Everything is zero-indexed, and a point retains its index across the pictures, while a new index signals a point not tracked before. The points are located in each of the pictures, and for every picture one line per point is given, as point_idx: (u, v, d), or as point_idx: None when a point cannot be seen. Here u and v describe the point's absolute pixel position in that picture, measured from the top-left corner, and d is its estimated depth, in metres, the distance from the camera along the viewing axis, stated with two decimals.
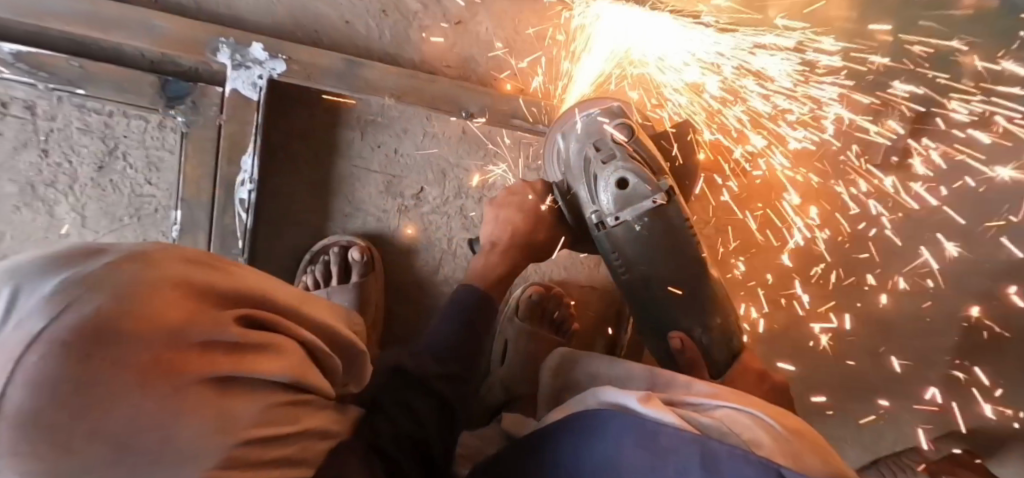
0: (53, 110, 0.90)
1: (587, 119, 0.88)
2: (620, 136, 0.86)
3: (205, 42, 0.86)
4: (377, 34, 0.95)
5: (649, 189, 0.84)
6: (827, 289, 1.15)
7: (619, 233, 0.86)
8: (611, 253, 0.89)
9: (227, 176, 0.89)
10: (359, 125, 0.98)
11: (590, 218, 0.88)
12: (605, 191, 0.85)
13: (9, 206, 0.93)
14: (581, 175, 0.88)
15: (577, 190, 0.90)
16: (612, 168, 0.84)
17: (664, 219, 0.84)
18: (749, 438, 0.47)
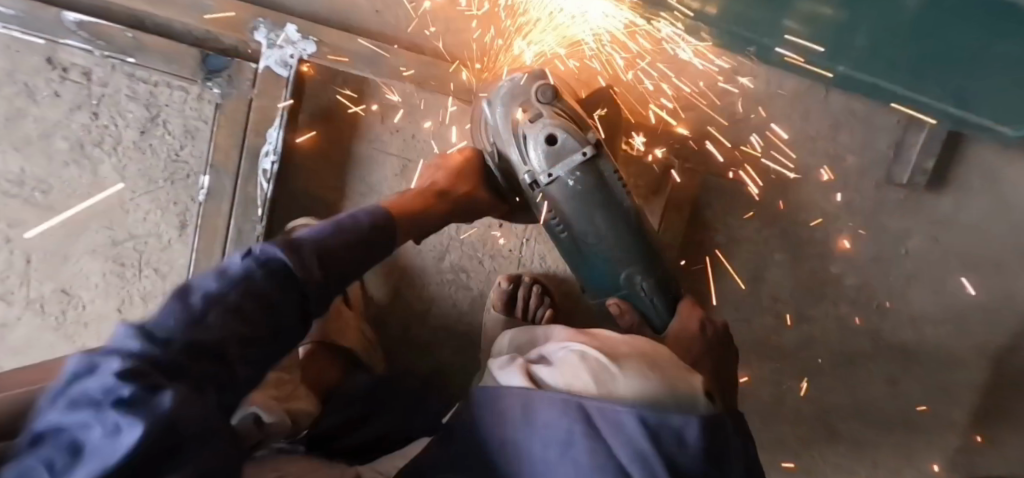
0: (106, 77, 0.99)
1: (511, 82, 0.85)
2: (543, 96, 0.83)
3: (246, 22, 0.93)
4: (404, 23, 1.00)
5: (576, 143, 0.82)
6: (823, 302, 1.20)
7: (554, 190, 0.85)
8: (549, 213, 0.88)
9: (254, 146, 0.95)
10: (379, 110, 1.03)
11: (524, 179, 0.87)
12: (534, 150, 0.83)
13: (61, 161, 1.01)
14: (510, 137, 0.86)
15: (507, 153, 0.88)
16: (540, 125, 0.82)
17: (596, 173, 0.84)
18: (578, 371, 0.54)
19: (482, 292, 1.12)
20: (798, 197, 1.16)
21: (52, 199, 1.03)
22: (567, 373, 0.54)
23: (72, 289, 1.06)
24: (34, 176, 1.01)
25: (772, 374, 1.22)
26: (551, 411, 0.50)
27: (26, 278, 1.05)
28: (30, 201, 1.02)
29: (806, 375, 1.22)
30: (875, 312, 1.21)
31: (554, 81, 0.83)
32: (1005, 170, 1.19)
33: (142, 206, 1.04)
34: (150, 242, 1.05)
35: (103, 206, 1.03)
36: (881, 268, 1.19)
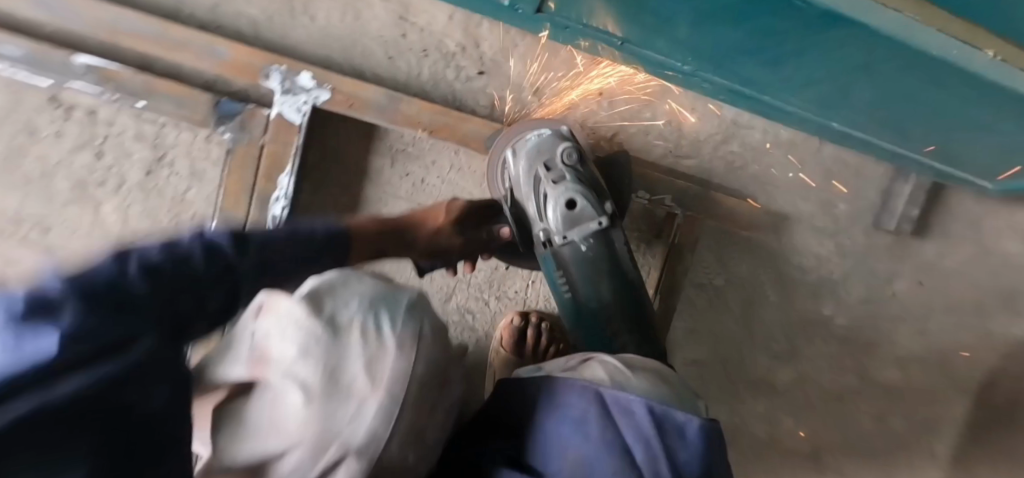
0: (112, 117, 0.98)
1: (538, 138, 0.92)
2: (568, 158, 0.90)
3: (260, 68, 0.93)
4: (416, 70, 1.02)
5: (594, 212, 0.88)
6: (819, 341, 1.23)
7: (565, 252, 0.89)
8: (556, 274, 0.91)
9: (264, 191, 0.95)
10: (390, 153, 1.04)
11: (538, 235, 0.92)
12: (552, 211, 0.88)
13: (60, 200, 0.99)
14: (530, 193, 0.92)
15: (526, 207, 0.93)
16: (562, 189, 0.87)
17: (606, 242, 0.89)
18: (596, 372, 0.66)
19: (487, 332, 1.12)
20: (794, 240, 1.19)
21: (49, 238, 1.00)
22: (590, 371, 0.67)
23: None
24: (31, 215, 0.99)
25: (771, 412, 1.24)
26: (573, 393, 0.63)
27: None
28: (25, 240, 0.99)
29: (801, 412, 1.25)
30: (865, 349, 1.26)
31: (580, 146, 0.90)
32: (979, 216, 1.27)
33: None
34: None
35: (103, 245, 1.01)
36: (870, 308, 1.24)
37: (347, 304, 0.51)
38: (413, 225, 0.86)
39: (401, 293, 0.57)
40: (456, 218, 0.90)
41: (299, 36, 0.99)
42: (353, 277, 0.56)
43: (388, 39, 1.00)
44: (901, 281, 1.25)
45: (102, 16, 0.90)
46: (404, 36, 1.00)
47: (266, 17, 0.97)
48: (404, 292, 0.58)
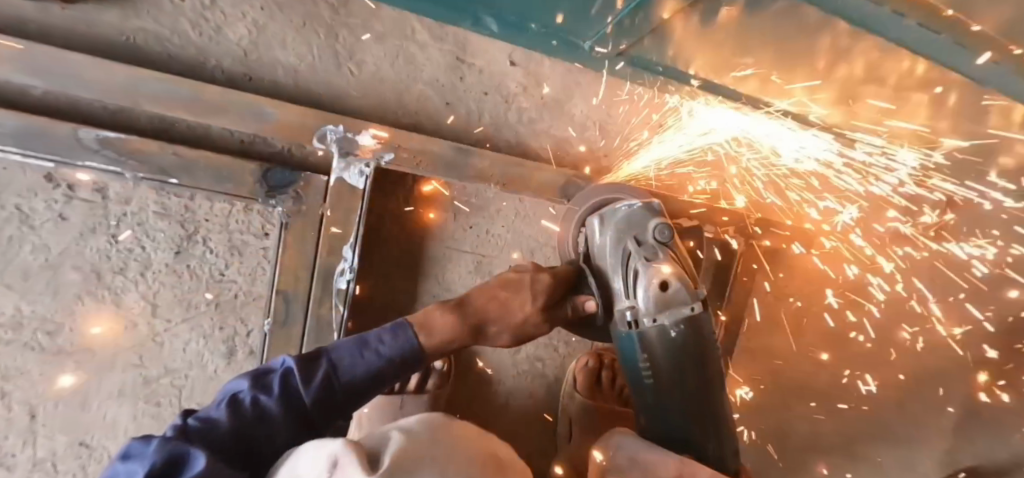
0: (127, 193, 0.82)
1: (629, 209, 0.82)
2: (660, 234, 0.80)
3: (314, 128, 0.81)
4: (476, 116, 0.94)
5: (687, 296, 0.79)
6: (852, 343, 1.31)
7: (653, 335, 0.80)
8: (640, 354, 0.83)
9: (327, 266, 0.86)
10: (452, 207, 0.96)
11: (622, 313, 0.82)
12: (643, 291, 0.79)
13: (71, 294, 0.84)
14: (617, 267, 0.82)
15: (610, 281, 0.84)
16: (656, 268, 0.78)
17: (697, 328, 0.79)
18: None
19: (557, 375, 1.10)
20: (826, 252, 1.26)
21: (61, 340, 0.85)
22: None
23: (92, 440, 0.89)
24: (35, 316, 0.83)
25: (808, 410, 1.32)
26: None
27: (29, 436, 0.86)
28: (31, 346, 0.83)
29: (835, 410, 1.33)
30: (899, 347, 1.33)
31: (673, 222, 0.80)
32: None
33: (180, 334, 0.89)
34: (192, 374, 0.91)
35: (130, 340, 0.88)
36: (908, 309, 1.30)
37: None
38: (499, 315, 0.81)
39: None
40: (543, 304, 0.82)
41: (346, 85, 0.87)
42: (443, 441, 0.52)
43: (445, 83, 0.91)
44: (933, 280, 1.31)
45: (118, 79, 0.73)
46: (462, 79, 0.91)
47: (307, 65, 0.85)
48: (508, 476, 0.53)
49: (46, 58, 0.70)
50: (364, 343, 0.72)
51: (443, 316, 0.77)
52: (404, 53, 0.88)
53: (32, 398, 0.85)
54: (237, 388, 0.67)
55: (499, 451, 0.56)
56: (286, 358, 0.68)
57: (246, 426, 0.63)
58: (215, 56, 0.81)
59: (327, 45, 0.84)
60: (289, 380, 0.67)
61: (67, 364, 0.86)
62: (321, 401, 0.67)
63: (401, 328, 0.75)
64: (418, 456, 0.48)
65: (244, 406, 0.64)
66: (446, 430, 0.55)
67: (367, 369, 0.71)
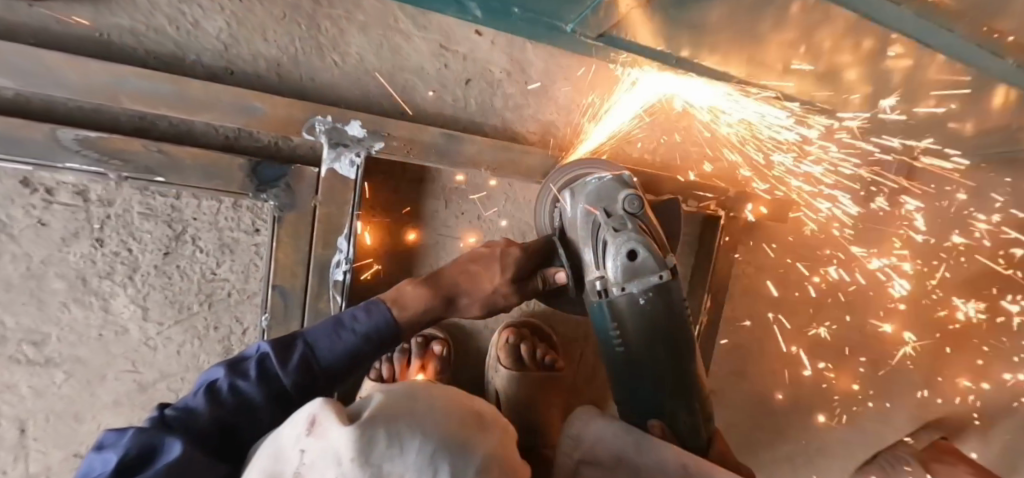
0: (109, 194, 0.80)
1: (598, 182, 0.83)
2: (630, 205, 0.80)
3: (300, 120, 0.81)
4: (462, 104, 0.94)
5: (655, 264, 0.78)
6: (831, 308, 1.37)
7: (622, 304, 0.81)
8: (610, 324, 0.84)
9: (323, 259, 0.86)
10: (443, 194, 0.97)
11: (593, 284, 0.84)
12: (612, 261, 0.80)
13: (57, 303, 0.81)
14: (587, 239, 0.84)
15: (582, 252, 0.86)
16: (622, 237, 0.78)
17: (666, 295, 0.79)
18: None
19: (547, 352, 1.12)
20: (805, 221, 1.30)
21: (48, 351, 0.82)
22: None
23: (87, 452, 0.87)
24: (20, 327, 0.80)
25: (792, 376, 1.38)
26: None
27: (21, 451, 0.84)
28: (17, 358, 0.81)
29: (816, 372, 1.40)
30: (876, 309, 1.39)
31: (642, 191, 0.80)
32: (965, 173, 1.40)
33: (173, 337, 0.88)
34: (188, 377, 0.90)
35: (121, 347, 0.85)
36: (877, 271, 1.37)
37: (402, 450, 0.42)
38: (466, 288, 0.86)
39: (478, 438, 0.46)
40: (511, 276, 0.87)
41: (331, 77, 0.86)
42: (422, 393, 0.50)
43: (430, 71, 0.91)
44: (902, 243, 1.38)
45: (93, 77, 0.71)
46: (446, 66, 0.91)
47: (289, 58, 0.84)
48: (494, 429, 0.49)
49: (17, 59, 0.68)
50: (339, 323, 0.72)
51: (413, 289, 0.82)
52: (388, 42, 0.87)
53: (21, 412, 0.83)
54: (212, 378, 0.65)
55: (482, 406, 0.52)
56: (261, 344, 0.68)
57: (226, 414, 0.62)
58: (194, 50, 0.79)
59: (309, 36, 0.84)
60: (266, 365, 0.66)
61: (57, 375, 0.83)
62: (301, 384, 0.67)
63: (374, 307, 0.76)
64: (396, 409, 0.46)
65: (222, 394, 0.63)
66: (428, 387, 0.52)
67: (344, 348, 0.71)
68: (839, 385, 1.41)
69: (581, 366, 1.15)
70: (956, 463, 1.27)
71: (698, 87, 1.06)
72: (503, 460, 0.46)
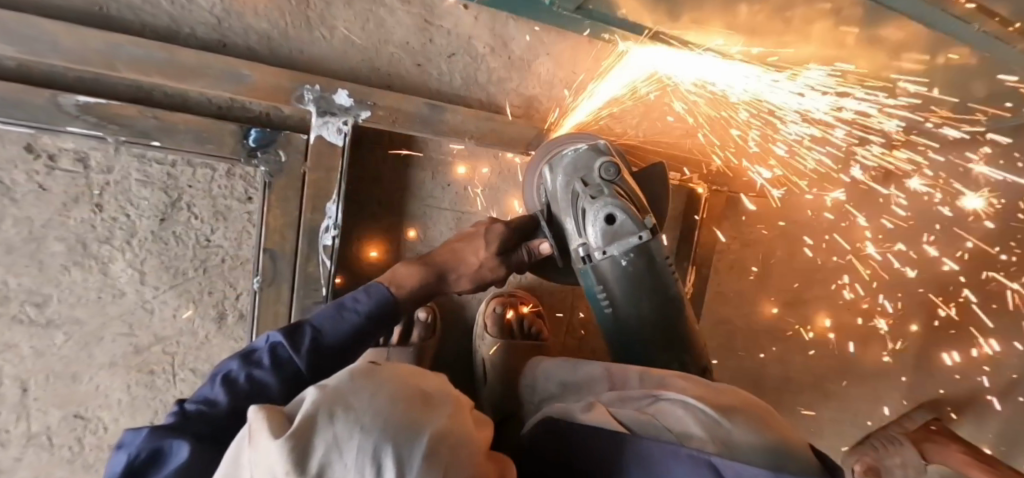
0: (108, 162, 0.84)
1: (575, 153, 0.87)
2: (606, 173, 0.84)
3: (290, 89, 0.85)
4: (447, 77, 0.98)
5: (634, 226, 0.83)
6: (819, 286, 1.39)
7: (606, 267, 0.84)
8: (597, 288, 0.87)
9: (312, 224, 0.89)
10: (430, 165, 1.00)
11: (577, 250, 0.87)
12: (593, 227, 0.84)
13: (57, 266, 0.85)
14: (568, 208, 0.87)
15: (563, 222, 0.89)
16: (600, 203, 0.82)
17: (647, 255, 0.84)
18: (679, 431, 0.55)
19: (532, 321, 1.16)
20: (790, 197, 1.32)
21: (49, 312, 0.86)
22: (670, 417, 0.58)
23: (86, 412, 0.91)
24: (22, 288, 0.84)
25: (781, 354, 1.40)
26: (676, 466, 0.49)
27: (23, 410, 0.88)
28: (19, 318, 0.85)
29: (805, 351, 1.41)
30: (863, 287, 1.41)
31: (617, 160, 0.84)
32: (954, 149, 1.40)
33: (168, 301, 0.91)
34: (183, 341, 0.93)
35: (118, 309, 0.89)
36: (864, 248, 1.39)
37: (342, 448, 0.39)
38: (453, 263, 0.88)
39: (423, 420, 0.42)
40: (496, 250, 0.89)
41: (320, 50, 0.90)
42: (363, 386, 0.45)
43: (414, 45, 0.95)
44: (891, 219, 1.38)
45: (92, 44, 0.75)
46: (431, 41, 0.95)
47: (279, 31, 0.88)
48: (439, 405, 0.46)
49: (22, 27, 0.72)
50: (341, 306, 0.74)
51: (407, 269, 0.84)
52: (373, 17, 0.91)
53: (23, 372, 0.86)
54: (226, 369, 0.67)
55: (426, 385, 0.48)
56: (271, 334, 0.69)
57: (244, 400, 0.64)
58: (189, 23, 0.83)
59: (298, 11, 0.87)
60: (278, 353, 0.68)
61: (57, 336, 0.87)
62: (315, 365, 0.69)
63: (373, 286, 0.78)
64: (331, 404, 0.42)
65: (237, 383, 0.65)
66: (369, 371, 0.48)
67: (350, 327, 0.73)
68: (829, 363, 1.43)
69: (568, 336, 1.18)
70: (948, 443, 1.26)
71: (647, 51, 1.06)
72: (457, 436, 0.43)
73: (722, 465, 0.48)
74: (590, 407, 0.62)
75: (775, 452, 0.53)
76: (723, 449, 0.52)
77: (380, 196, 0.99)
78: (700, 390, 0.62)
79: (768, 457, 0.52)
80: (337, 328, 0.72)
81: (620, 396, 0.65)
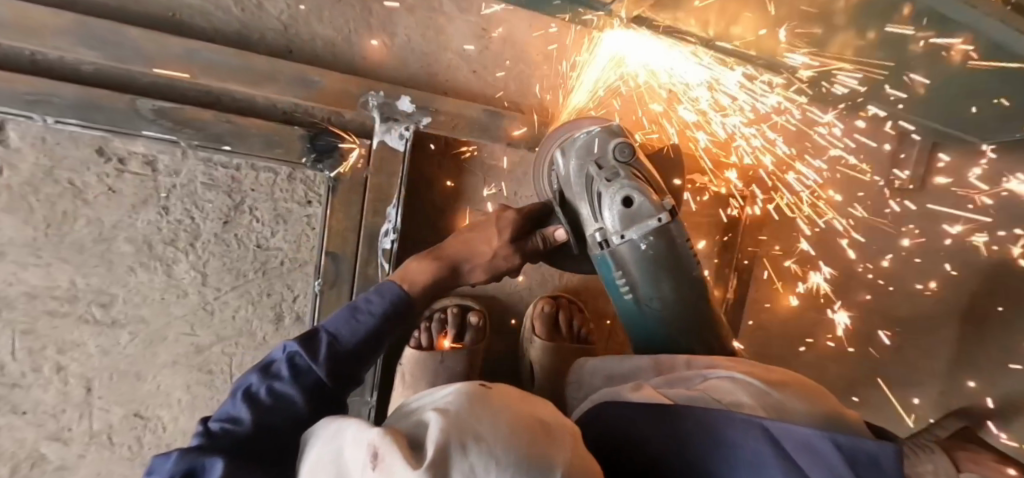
0: (176, 165, 0.85)
1: (587, 136, 0.83)
2: (621, 154, 0.80)
3: (356, 95, 0.87)
4: (501, 84, 0.99)
5: (653, 207, 0.78)
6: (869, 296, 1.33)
7: (624, 251, 0.81)
8: (617, 274, 0.84)
9: (373, 227, 0.93)
10: (483, 171, 1.02)
11: (593, 236, 0.83)
12: (607, 210, 0.80)
13: (124, 266, 0.86)
14: (582, 193, 0.83)
15: (578, 208, 0.85)
16: (617, 186, 0.78)
17: (669, 238, 0.79)
18: (731, 401, 0.54)
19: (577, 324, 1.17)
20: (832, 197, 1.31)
21: (114, 312, 0.87)
22: (721, 390, 0.57)
23: (146, 411, 0.92)
24: (90, 288, 0.85)
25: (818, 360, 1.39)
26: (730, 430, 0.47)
27: (86, 409, 0.89)
28: (85, 318, 0.86)
29: None
30: None
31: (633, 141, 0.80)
32: None
33: (229, 302, 0.92)
34: (241, 342, 0.94)
35: (181, 309, 0.90)
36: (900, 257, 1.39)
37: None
38: (467, 254, 0.86)
39: (552, 450, 0.42)
40: (510, 237, 0.87)
41: (381, 56, 0.91)
42: (481, 409, 0.44)
43: (471, 53, 0.96)
44: None
45: (169, 50, 0.77)
46: (487, 49, 0.97)
47: (343, 37, 0.89)
48: (563, 435, 0.45)
49: (103, 32, 0.74)
50: (356, 308, 0.69)
51: (419, 264, 0.81)
52: (433, 25, 0.93)
53: (87, 371, 0.88)
54: (246, 383, 0.61)
55: (542, 410, 0.47)
56: (287, 341, 0.63)
57: (267, 416, 0.59)
58: (257, 29, 0.84)
59: (362, 17, 0.89)
60: (298, 361, 0.63)
61: (122, 336, 0.88)
62: (335, 372, 0.64)
63: (385, 286, 0.74)
64: (461, 434, 0.40)
65: (259, 395, 0.60)
66: (479, 394, 0.47)
67: (366, 330, 0.68)
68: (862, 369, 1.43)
69: (611, 341, 1.19)
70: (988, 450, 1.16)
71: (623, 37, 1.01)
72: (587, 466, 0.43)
73: (773, 428, 0.45)
74: (638, 388, 0.60)
75: (831, 421, 0.52)
76: (773, 413, 0.52)
77: (436, 202, 1.01)
78: (751, 368, 0.61)
79: (821, 424, 0.51)
80: (342, 324, 0.67)
81: (669, 380, 0.66)
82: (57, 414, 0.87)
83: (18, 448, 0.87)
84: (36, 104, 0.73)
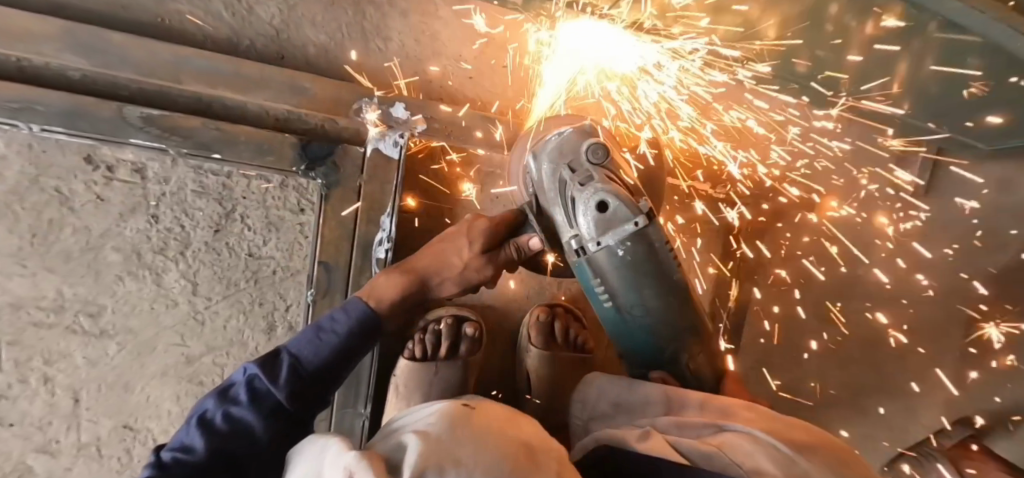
0: (165, 172, 0.83)
1: (559, 137, 0.79)
2: (595, 155, 0.77)
3: (350, 102, 0.86)
4: (497, 90, 0.97)
5: (629, 211, 0.76)
6: None
7: (601, 257, 0.78)
8: (594, 281, 0.81)
9: (367, 237, 0.92)
10: (478, 179, 1.01)
11: (569, 243, 0.80)
12: (583, 216, 0.77)
13: (112, 275, 0.84)
14: (557, 199, 0.80)
15: (551, 213, 0.82)
16: (590, 191, 0.75)
17: (647, 243, 0.77)
18: (750, 463, 0.52)
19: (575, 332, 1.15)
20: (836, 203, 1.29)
21: (102, 322, 0.85)
22: (737, 447, 0.56)
23: (136, 423, 0.90)
24: (77, 298, 0.83)
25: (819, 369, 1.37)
26: None
27: (74, 420, 0.87)
28: (73, 329, 0.84)
29: None
30: None
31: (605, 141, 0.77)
32: None
33: (219, 312, 0.91)
34: (232, 352, 0.93)
35: (171, 319, 0.89)
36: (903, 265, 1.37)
37: None
38: (438, 268, 0.84)
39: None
40: (480, 248, 0.83)
41: (374, 62, 0.89)
42: (467, 437, 0.43)
43: (467, 58, 0.94)
44: None
45: (157, 56, 0.75)
46: (483, 54, 0.95)
47: (336, 43, 0.87)
48: (548, 463, 0.43)
49: (89, 38, 0.72)
50: (319, 328, 0.70)
51: (386, 280, 0.80)
52: (428, 30, 0.91)
53: (75, 382, 0.86)
54: (202, 409, 0.64)
55: (528, 437, 0.46)
56: (245, 365, 0.65)
57: (225, 441, 0.61)
58: (248, 35, 0.83)
59: (355, 23, 0.87)
60: (256, 385, 0.64)
61: (111, 346, 0.86)
62: (295, 393, 0.65)
63: (350, 304, 0.74)
64: (440, 459, 0.39)
65: (214, 423, 0.62)
66: (467, 421, 0.45)
67: (329, 350, 0.69)
68: None
69: (609, 350, 1.17)
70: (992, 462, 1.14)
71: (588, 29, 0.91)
72: None
73: None
74: (649, 434, 0.60)
75: None
76: None
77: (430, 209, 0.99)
78: (770, 423, 0.60)
79: None
80: (301, 346, 0.68)
81: (679, 422, 0.65)
82: (45, 426, 0.86)
83: (5, 461, 0.85)
84: (21, 111, 0.72)
